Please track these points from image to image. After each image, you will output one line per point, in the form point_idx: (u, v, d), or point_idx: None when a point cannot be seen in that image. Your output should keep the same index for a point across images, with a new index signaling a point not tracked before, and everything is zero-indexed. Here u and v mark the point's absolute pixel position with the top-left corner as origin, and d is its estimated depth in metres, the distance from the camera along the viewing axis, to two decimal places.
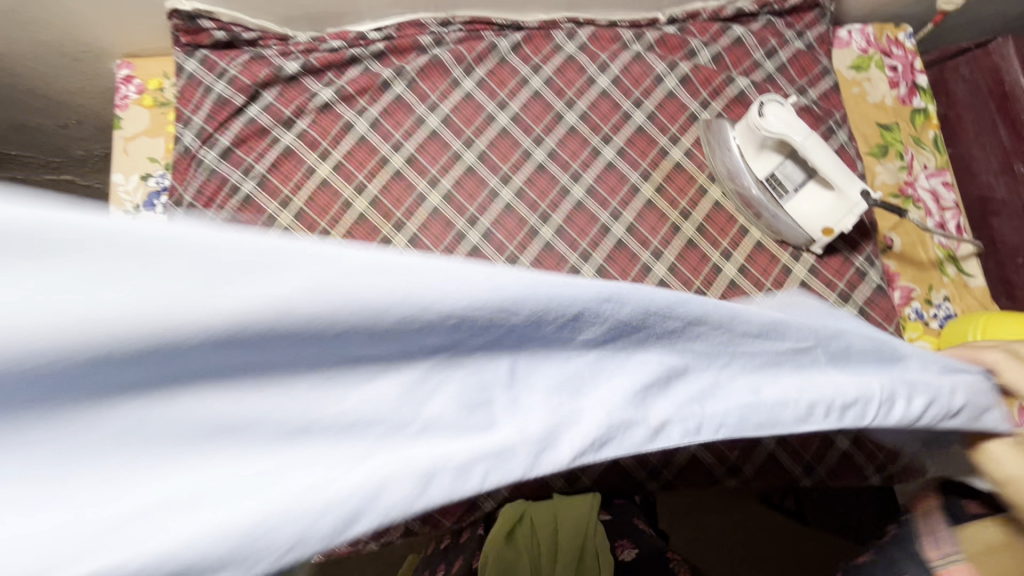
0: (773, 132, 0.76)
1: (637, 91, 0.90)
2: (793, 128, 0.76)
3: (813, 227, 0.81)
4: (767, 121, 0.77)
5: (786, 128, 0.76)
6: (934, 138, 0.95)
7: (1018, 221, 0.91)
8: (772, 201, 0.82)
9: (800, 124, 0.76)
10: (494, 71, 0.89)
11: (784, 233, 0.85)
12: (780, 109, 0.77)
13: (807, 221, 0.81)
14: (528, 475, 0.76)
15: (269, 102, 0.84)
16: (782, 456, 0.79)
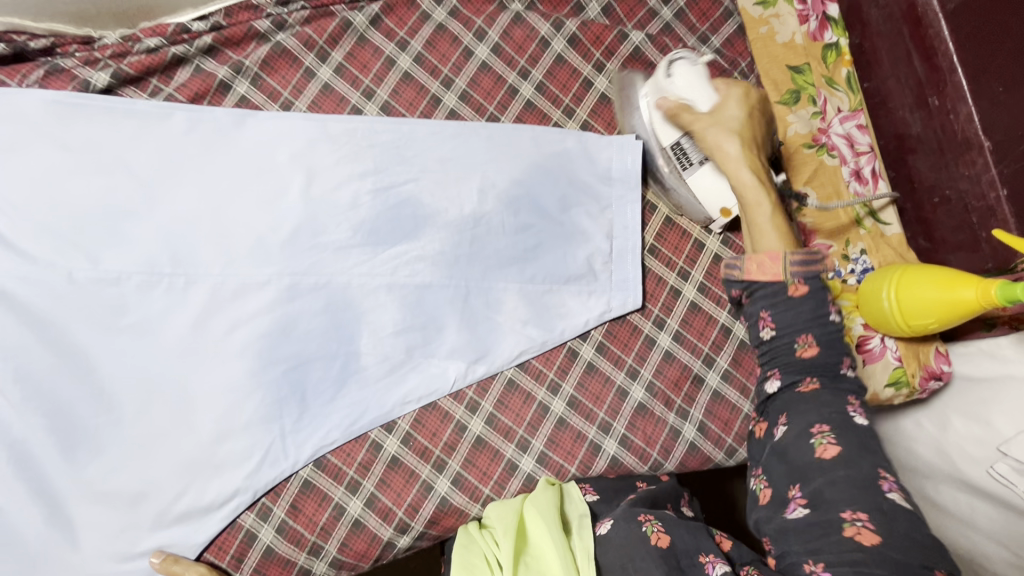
0: (679, 93, 0.70)
1: (522, 60, 0.80)
2: (702, 93, 0.68)
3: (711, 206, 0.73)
4: (672, 82, 0.70)
5: (690, 94, 0.69)
6: (848, 77, 0.86)
7: (932, 157, 0.87)
8: (673, 173, 0.74)
9: (710, 88, 0.69)
10: (354, 53, 0.77)
11: (685, 209, 0.78)
12: (691, 69, 0.69)
13: (708, 200, 0.73)
14: (442, 507, 0.72)
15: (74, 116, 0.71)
16: (701, 443, 0.75)
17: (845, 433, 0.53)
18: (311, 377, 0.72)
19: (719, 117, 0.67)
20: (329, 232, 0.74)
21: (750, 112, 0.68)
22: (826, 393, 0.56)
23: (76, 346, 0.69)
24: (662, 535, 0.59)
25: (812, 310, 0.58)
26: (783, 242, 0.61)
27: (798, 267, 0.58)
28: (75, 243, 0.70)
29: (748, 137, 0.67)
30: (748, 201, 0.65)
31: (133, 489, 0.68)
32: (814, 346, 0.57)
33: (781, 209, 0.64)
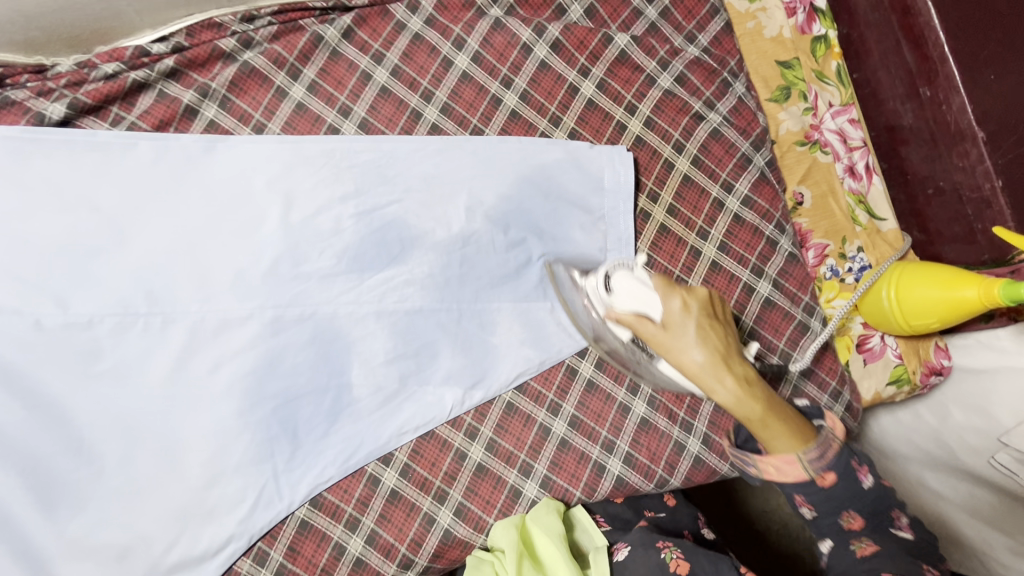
0: (621, 309, 0.62)
1: (504, 68, 0.76)
2: (647, 301, 0.61)
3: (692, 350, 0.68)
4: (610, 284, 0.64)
5: (637, 307, 0.61)
6: (838, 70, 0.86)
7: (925, 148, 0.86)
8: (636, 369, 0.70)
9: (654, 295, 0.62)
10: (327, 69, 0.73)
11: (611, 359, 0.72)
12: (629, 278, 0.62)
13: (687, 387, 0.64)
14: (446, 540, 0.70)
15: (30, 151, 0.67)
16: (706, 456, 0.74)
17: (882, 537, 0.54)
18: (303, 413, 0.69)
19: (676, 330, 0.60)
20: (313, 260, 0.71)
21: (701, 320, 0.60)
22: (870, 531, 0.54)
23: (50, 396, 0.65)
24: (681, 562, 0.60)
25: (849, 493, 0.53)
26: (791, 444, 0.54)
27: (818, 461, 0.53)
28: (41, 286, 0.65)
29: (710, 338, 0.60)
30: (738, 412, 0.57)
31: (121, 542, 0.65)
32: (859, 520, 0.54)
33: (779, 407, 0.56)
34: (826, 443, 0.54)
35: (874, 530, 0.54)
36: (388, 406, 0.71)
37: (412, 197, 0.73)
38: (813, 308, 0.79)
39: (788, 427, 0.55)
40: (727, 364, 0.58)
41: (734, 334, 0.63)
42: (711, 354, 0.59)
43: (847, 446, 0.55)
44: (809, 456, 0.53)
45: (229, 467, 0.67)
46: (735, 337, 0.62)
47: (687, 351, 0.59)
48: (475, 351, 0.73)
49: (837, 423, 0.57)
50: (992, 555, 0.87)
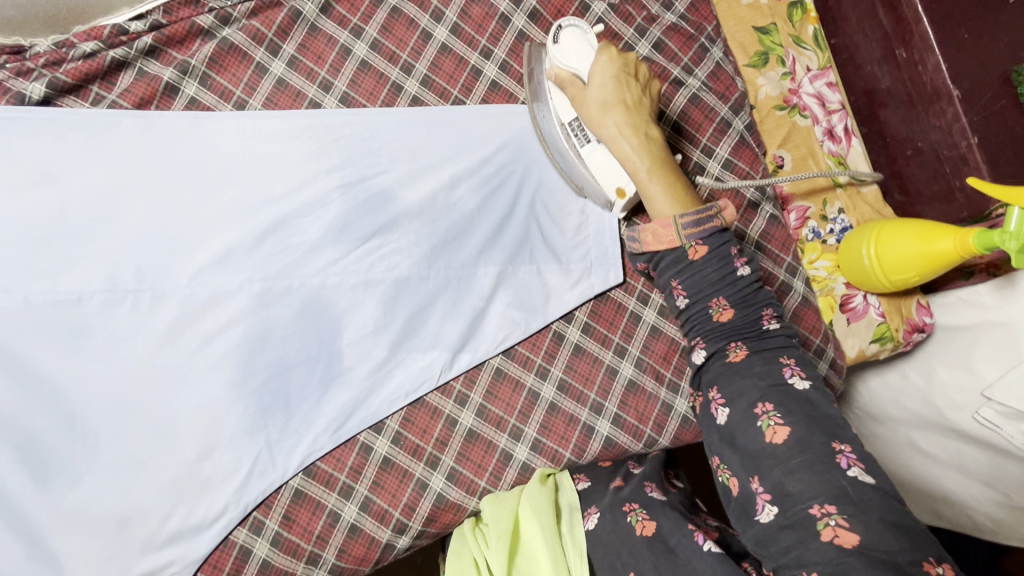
0: (564, 62, 0.67)
1: (482, 39, 0.77)
2: (584, 53, 0.67)
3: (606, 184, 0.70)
4: (558, 48, 0.67)
5: (573, 66, 0.67)
6: (814, 34, 0.87)
7: (903, 110, 0.87)
8: (571, 149, 0.70)
9: (592, 54, 0.67)
10: (306, 44, 0.73)
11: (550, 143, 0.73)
12: (578, 36, 0.67)
13: (602, 176, 0.70)
14: (439, 504, 0.71)
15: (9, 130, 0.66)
16: (694, 415, 0.75)
17: (788, 409, 0.52)
18: (293, 384, 0.70)
19: (599, 89, 0.66)
20: (299, 234, 0.72)
21: (627, 82, 0.66)
22: (758, 363, 0.56)
23: (41, 374, 0.65)
24: (646, 522, 0.62)
25: (717, 271, 0.60)
26: (670, 204, 0.64)
27: (693, 227, 0.61)
28: (29, 266, 0.66)
29: (628, 109, 0.66)
30: (632, 163, 0.66)
31: (118, 516, 0.66)
32: (728, 309, 0.59)
33: (668, 170, 0.66)
34: (708, 212, 0.61)
35: (769, 376, 0.55)
36: (379, 375, 0.71)
37: (395, 170, 0.74)
38: (796, 269, 0.81)
39: (674, 184, 0.65)
40: (639, 136, 0.66)
41: (652, 99, 0.69)
42: (632, 118, 0.66)
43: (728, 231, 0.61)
44: (689, 219, 0.61)
45: (222, 440, 0.68)
46: (651, 107, 0.68)
47: (603, 115, 0.66)
48: (462, 318, 0.73)
49: (727, 206, 0.63)
50: (976, 509, 0.90)
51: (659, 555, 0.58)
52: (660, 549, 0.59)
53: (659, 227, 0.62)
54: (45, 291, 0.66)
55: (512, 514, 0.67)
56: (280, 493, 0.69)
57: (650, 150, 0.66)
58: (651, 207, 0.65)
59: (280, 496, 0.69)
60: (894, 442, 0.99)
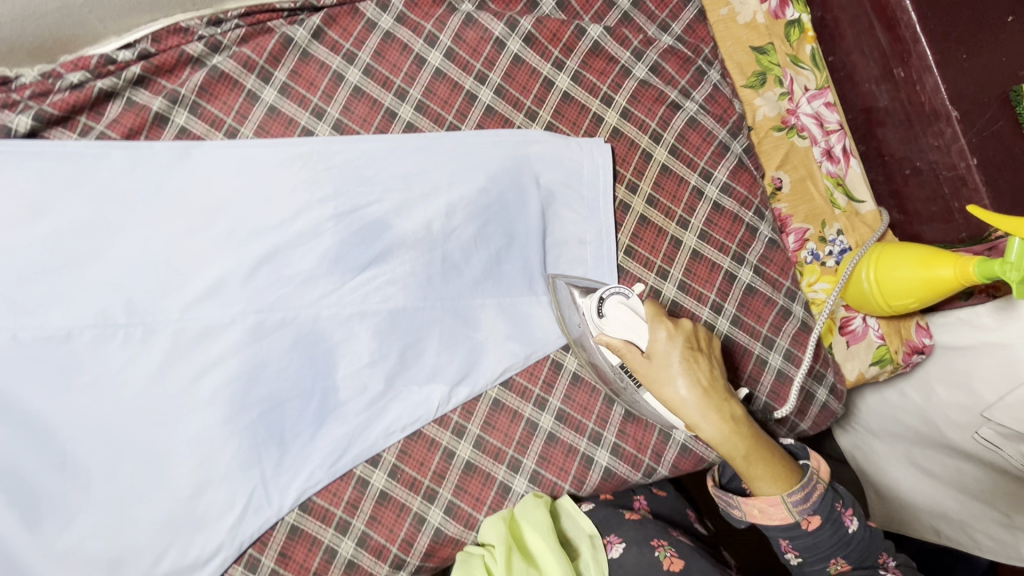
0: (615, 336, 0.64)
1: (477, 63, 0.76)
2: (640, 334, 0.64)
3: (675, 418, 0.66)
4: (606, 322, 0.64)
5: (629, 335, 0.64)
6: (811, 54, 0.86)
7: (901, 130, 0.86)
8: (625, 387, 0.68)
9: (645, 326, 0.64)
10: (298, 71, 0.72)
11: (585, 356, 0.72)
12: (623, 307, 0.64)
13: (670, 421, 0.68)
14: (437, 538, 0.70)
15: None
16: (693, 444, 0.74)
17: (872, 575, 0.60)
18: (289, 418, 0.69)
19: (665, 364, 0.62)
20: (293, 264, 0.71)
21: (689, 352, 0.63)
22: (859, 572, 0.60)
23: (30, 413, 0.64)
24: (675, 559, 0.62)
25: (834, 539, 0.60)
26: (779, 486, 0.60)
27: (801, 506, 0.60)
28: (17, 302, 0.64)
29: (690, 361, 0.62)
30: (726, 452, 0.60)
31: (111, 555, 0.65)
32: (846, 564, 0.61)
33: (763, 448, 0.61)
34: (813, 487, 0.60)
35: (859, 560, 0.61)
36: (375, 407, 0.71)
37: (389, 198, 0.73)
38: (795, 293, 0.80)
39: (763, 447, 0.61)
40: (717, 404, 0.61)
41: (719, 366, 0.65)
42: (705, 383, 0.62)
43: (830, 489, 0.61)
44: (800, 499, 0.60)
45: (216, 475, 0.67)
46: (720, 369, 0.65)
47: (677, 391, 0.62)
48: (459, 348, 0.73)
49: (821, 464, 0.63)
50: (977, 528, 0.90)
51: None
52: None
53: (774, 506, 0.60)
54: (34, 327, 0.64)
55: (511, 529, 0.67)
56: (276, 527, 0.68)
57: (729, 408, 0.62)
58: (755, 488, 0.61)
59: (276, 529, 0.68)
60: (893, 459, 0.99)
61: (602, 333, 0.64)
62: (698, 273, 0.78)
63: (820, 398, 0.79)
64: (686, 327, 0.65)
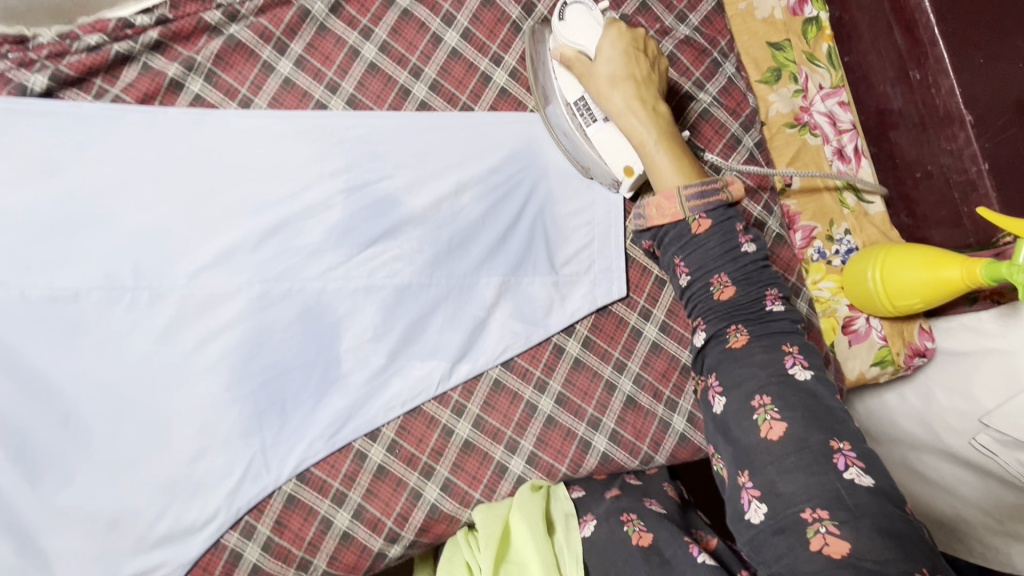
0: (569, 38, 0.68)
1: (493, 45, 0.76)
2: (592, 33, 0.67)
3: (614, 164, 0.70)
4: (564, 27, 0.68)
5: (581, 39, 0.67)
6: (828, 52, 0.85)
7: (914, 132, 0.86)
8: (578, 129, 0.71)
9: (599, 31, 0.67)
10: (314, 44, 0.72)
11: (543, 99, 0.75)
12: (584, 13, 0.68)
13: (609, 156, 0.70)
14: (433, 514, 0.70)
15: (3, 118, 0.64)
16: (691, 434, 0.75)
17: (785, 408, 0.53)
18: (290, 388, 0.70)
19: (609, 66, 0.66)
20: (302, 237, 0.71)
21: (631, 56, 0.67)
22: (758, 351, 0.56)
23: (35, 370, 0.65)
24: (643, 533, 0.61)
25: (720, 247, 0.60)
26: (681, 175, 0.65)
27: (696, 202, 0.61)
28: (27, 261, 0.65)
29: (635, 62, 0.67)
30: (640, 136, 0.66)
31: (107, 516, 0.65)
32: (730, 287, 0.59)
33: (677, 144, 0.67)
34: (713, 190, 0.61)
35: (768, 364, 0.55)
36: (377, 382, 0.71)
37: (399, 176, 0.73)
38: (800, 289, 0.80)
39: (679, 151, 0.66)
40: (647, 109, 0.66)
41: (659, 75, 0.69)
42: (643, 89, 0.67)
43: (732, 209, 0.62)
44: (693, 193, 0.61)
45: (214, 442, 0.68)
46: (656, 83, 0.68)
47: (614, 89, 0.66)
48: (462, 327, 0.73)
49: (734, 182, 0.63)
50: (969, 532, 0.91)
51: (652, 567, 0.57)
52: (653, 560, 0.58)
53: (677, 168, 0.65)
54: (42, 286, 0.65)
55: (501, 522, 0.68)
56: (273, 497, 0.68)
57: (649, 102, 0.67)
58: (652, 171, 0.66)
59: (272, 499, 0.68)
60: (891, 463, 0.99)
61: (558, 43, 0.69)
62: None
63: None
64: (641, 38, 0.68)
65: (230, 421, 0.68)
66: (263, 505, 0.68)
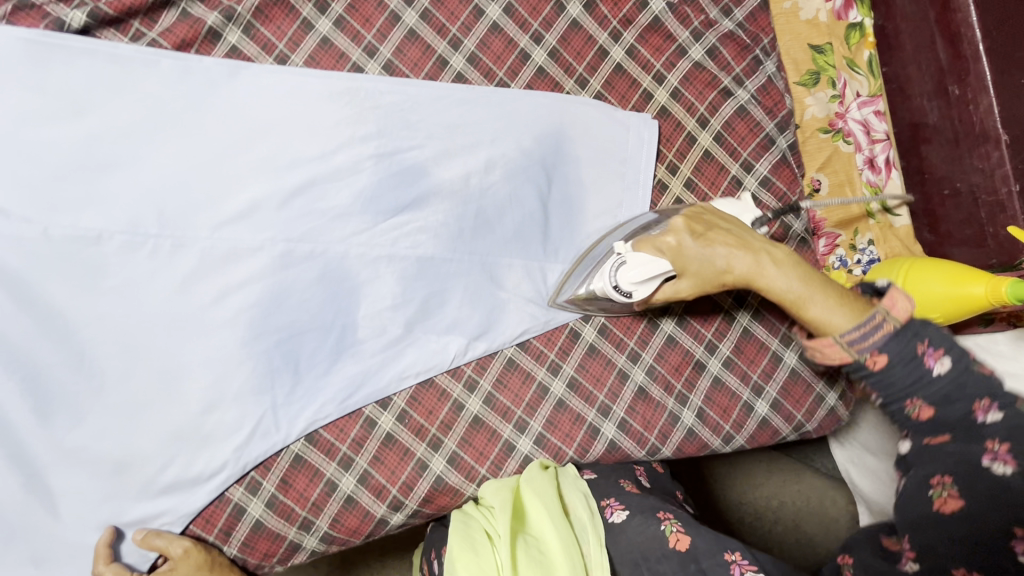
0: (638, 284, 0.65)
1: (535, 23, 0.75)
2: (658, 264, 0.64)
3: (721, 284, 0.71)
4: (619, 279, 0.65)
5: (651, 269, 0.64)
6: (868, 59, 0.85)
7: (947, 149, 0.86)
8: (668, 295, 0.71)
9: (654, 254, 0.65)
10: (356, 5, 0.71)
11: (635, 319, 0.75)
12: (625, 261, 0.65)
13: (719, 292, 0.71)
14: (437, 486, 0.71)
15: (38, 52, 0.64)
16: (699, 428, 0.75)
17: (968, 487, 0.47)
18: (305, 349, 0.69)
19: (693, 265, 0.64)
20: (328, 199, 0.70)
21: (706, 237, 0.64)
22: (953, 446, 0.48)
23: (53, 308, 0.65)
24: (681, 536, 0.57)
25: (912, 375, 0.50)
26: (848, 317, 0.54)
27: (862, 342, 0.52)
28: (52, 199, 0.64)
29: (732, 252, 0.63)
30: (784, 299, 0.60)
31: (116, 458, 0.66)
32: (930, 409, 0.50)
33: (818, 282, 0.59)
34: (875, 321, 0.51)
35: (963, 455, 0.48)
36: (392, 351, 0.71)
37: (430, 146, 0.73)
38: None
39: (812, 279, 0.59)
40: (755, 266, 0.62)
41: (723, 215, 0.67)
42: (744, 255, 0.62)
43: (907, 328, 0.50)
44: (862, 336, 0.52)
45: (225, 396, 0.68)
46: (728, 222, 0.65)
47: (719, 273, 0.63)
48: (481, 304, 0.73)
49: (895, 297, 0.53)
50: None
51: (688, 573, 0.54)
52: (690, 569, 0.55)
53: (841, 308, 0.55)
54: (66, 226, 0.65)
55: (513, 494, 0.65)
56: (281, 455, 0.69)
57: (768, 278, 0.61)
58: (817, 323, 0.56)
59: (280, 457, 0.69)
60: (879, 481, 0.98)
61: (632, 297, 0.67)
62: None
63: (830, 402, 0.78)
64: (693, 212, 0.67)
65: (243, 377, 0.68)
66: (270, 463, 0.69)
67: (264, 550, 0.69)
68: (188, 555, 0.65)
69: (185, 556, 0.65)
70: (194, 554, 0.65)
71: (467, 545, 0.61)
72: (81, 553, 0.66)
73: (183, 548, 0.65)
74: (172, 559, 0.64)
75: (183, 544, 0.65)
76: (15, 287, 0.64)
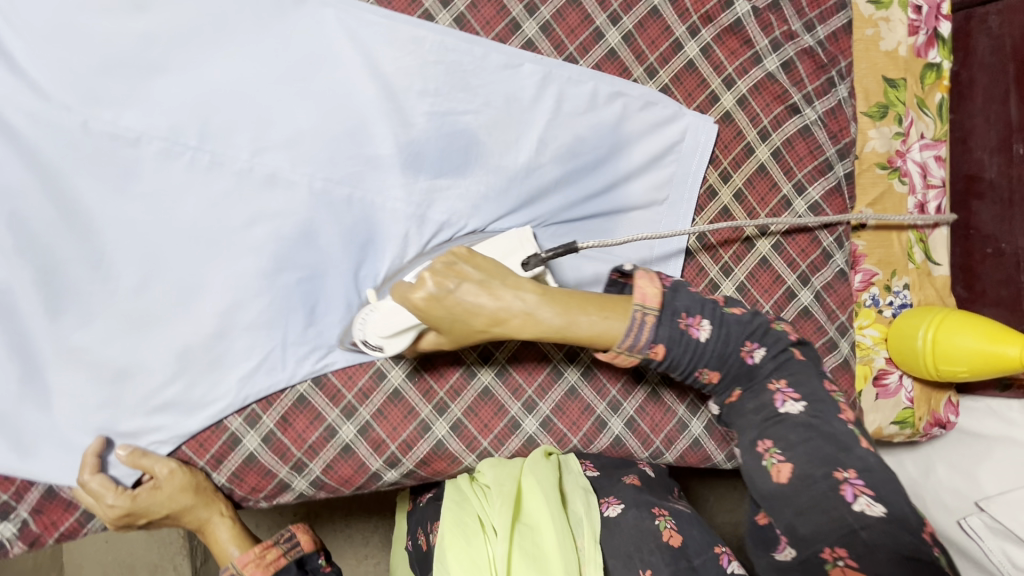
0: (391, 341, 0.62)
1: (616, 3, 0.73)
2: (403, 316, 0.60)
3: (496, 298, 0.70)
4: (370, 338, 0.62)
5: (398, 326, 0.61)
6: (940, 102, 0.83)
7: (999, 208, 0.83)
8: None
9: (398, 311, 0.61)
10: None
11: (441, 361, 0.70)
12: (375, 319, 0.62)
13: None
14: (437, 450, 0.70)
15: None
16: (705, 440, 0.74)
17: (790, 449, 0.54)
18: (325, 292, 0.68)
19: (459, 316, 0.58)
20: (374, 144, 0.68)
21: (454, 288, 0.57)
22: (749, 402, 0.59)
23: (80, 203, 0.63)
24: (674, 533, 0.60)
25: (689, 353, 0.59)
26: (613, 329, 0.58)
27: (646, 341, 0.58)
28: (96, 91, 0.62)
29: (489, 301, 0.58)
30: (556, 332, 0.59)
31: (120, 366, 0.65)
32: (715, 373, 0.60)
33: (574, 305, 0.59)
34: (640, 323, 0.58)
35: (761, 412, 0.58)
36: None
37: (483, 108, 0.70)
38: (846, 329, 0.79)
39: (570, 305, 0.59)
40: (515, 307, 0.58)
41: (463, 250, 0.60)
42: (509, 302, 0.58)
43: (667, 311, 0.58)
44: (635, 338, 0.58)
45: (238, 324, 0.66)
46: (481, 266, 0.58)
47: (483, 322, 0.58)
48: None
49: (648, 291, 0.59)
50: None
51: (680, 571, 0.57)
52: (683, 565, 0.57)
53: (610, 330, 0.58)
54: (106, 120, 0.62)
55: (513, 476, 0.65)
56: (287, 392, 0.68)
57: (532, 324, 0.59)
58: (593, 341, 0.59)
59: (287, 394, 0.68)
60: None
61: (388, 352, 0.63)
62: (760, 280, 0.77)
63: None
64: (445, 260, 0.59)
65: (258, 309, 0.67)
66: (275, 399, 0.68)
67: (252, 483, 0.68)
68: (174, 476, 0.64)
69: (173, 476, 0.64)
70: (179, 475, 0.65)
71: (459, 530, 0.63)
72: (69, 454, 0.64)
73: (169, 467, 0.64)
74: (156, 477, 0.64)
75: (168, 464, 0.64)
76: (45, 173, 0.62)
